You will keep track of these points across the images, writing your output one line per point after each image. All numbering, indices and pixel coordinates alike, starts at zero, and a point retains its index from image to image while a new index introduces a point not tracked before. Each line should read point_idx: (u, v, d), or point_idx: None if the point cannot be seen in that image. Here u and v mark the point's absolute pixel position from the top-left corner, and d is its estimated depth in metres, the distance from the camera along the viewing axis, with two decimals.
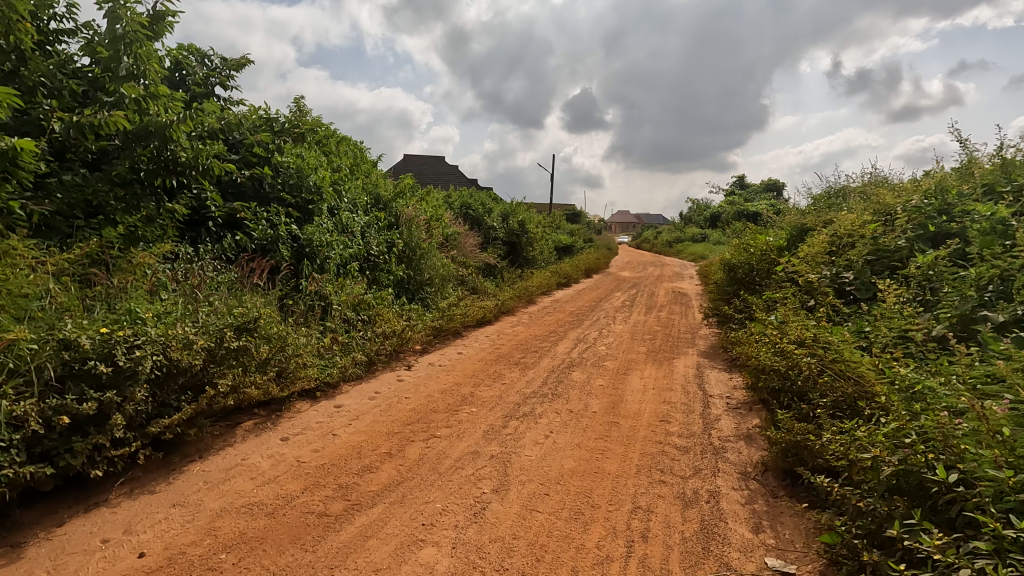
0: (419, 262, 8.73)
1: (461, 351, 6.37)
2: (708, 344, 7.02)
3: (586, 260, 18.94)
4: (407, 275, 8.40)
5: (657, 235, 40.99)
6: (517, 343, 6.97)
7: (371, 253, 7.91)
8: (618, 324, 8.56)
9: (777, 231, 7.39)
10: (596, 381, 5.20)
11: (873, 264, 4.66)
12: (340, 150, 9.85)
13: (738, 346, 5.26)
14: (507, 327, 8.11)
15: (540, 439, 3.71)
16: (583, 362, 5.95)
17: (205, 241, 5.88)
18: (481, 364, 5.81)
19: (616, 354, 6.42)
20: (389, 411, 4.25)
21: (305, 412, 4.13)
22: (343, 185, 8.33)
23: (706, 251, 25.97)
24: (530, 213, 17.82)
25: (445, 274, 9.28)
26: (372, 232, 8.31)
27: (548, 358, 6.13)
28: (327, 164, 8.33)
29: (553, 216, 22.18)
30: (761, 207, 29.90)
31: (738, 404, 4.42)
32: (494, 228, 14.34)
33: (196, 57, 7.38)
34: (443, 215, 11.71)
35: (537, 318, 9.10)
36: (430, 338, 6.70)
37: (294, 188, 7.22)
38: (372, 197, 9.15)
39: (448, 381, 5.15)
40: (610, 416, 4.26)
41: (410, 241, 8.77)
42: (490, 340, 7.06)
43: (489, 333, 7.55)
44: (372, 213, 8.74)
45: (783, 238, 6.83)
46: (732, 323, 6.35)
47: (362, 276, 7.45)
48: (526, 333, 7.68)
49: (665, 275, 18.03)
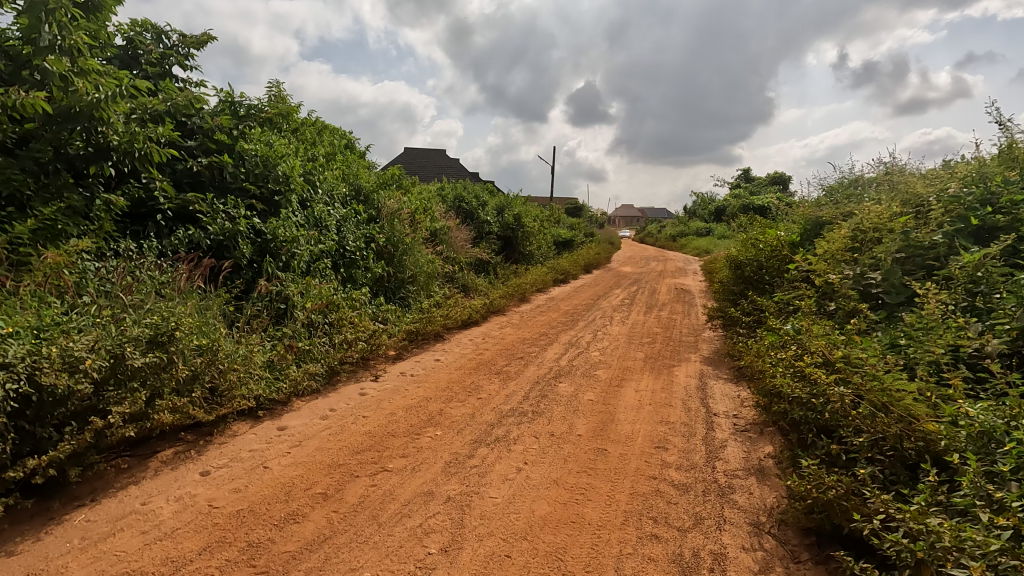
0: (401, 259, 8.11)
1: (439, 358, 5.77)
2: (712, 349, 6.39)
3: (585, 255, 18.29)
4: (387, 273, 7.78)
5: (661, 229, 40.22)
6: (502, 348, 6.36)
7: (346, 249, 7.30)
8: (615, 325, 7.93)
9: (789, 225, 6.75)
10: (585, 395, 4.59)
11: (903, 263, 4.02)
12: (319, 138, 9.24)
13: (746, 355, 4.64)
14: (494, 329, 7.49)
15: (510, 474, 3.11)
16: (572, 371, 5.35)
17: (150, 236, 5.29)
18: (458, 374, 5.21)
19: (610, 361, 5.81)
20: (339, 434, 3.64)
21: (240, 436, 3.55)
22: (317, 175, 7.71)
23: (711, 246, 25.25)
24: (527, 206, 17.14)
25: (430, 272, 8.67)
26: (350, 226, 7.71)
27: (534, 366, 5.52)
28: (300, 153, 7.73)
29: (553, 210, 21.53)
30: (768, 200, 29.10)
31: (746, 427, 3.80)
32: (488, 222, 13.71)
33: (153, 35, 6.79)
34: (432, 208, 11.11)
35: (529, 319, 8.49)
36: (406, 343, 6.11)
37: (259, 178, 6.62)
38: (352, 189, 8.55)
39: (417, 395, 4.54)
40: (597, 441, 3.66)
41: (391, 235, 8.14)
42: (473, 345, 6.45)
43: (472, 336, 6.94)
44: (350, 206, 8.13)
45: (796, 232, 6.18)
46: (739, 326, 5.72)
47: (335, 274, 6.85)
48: (514, 336, 7.06)
49: (667, 271, 17.35)
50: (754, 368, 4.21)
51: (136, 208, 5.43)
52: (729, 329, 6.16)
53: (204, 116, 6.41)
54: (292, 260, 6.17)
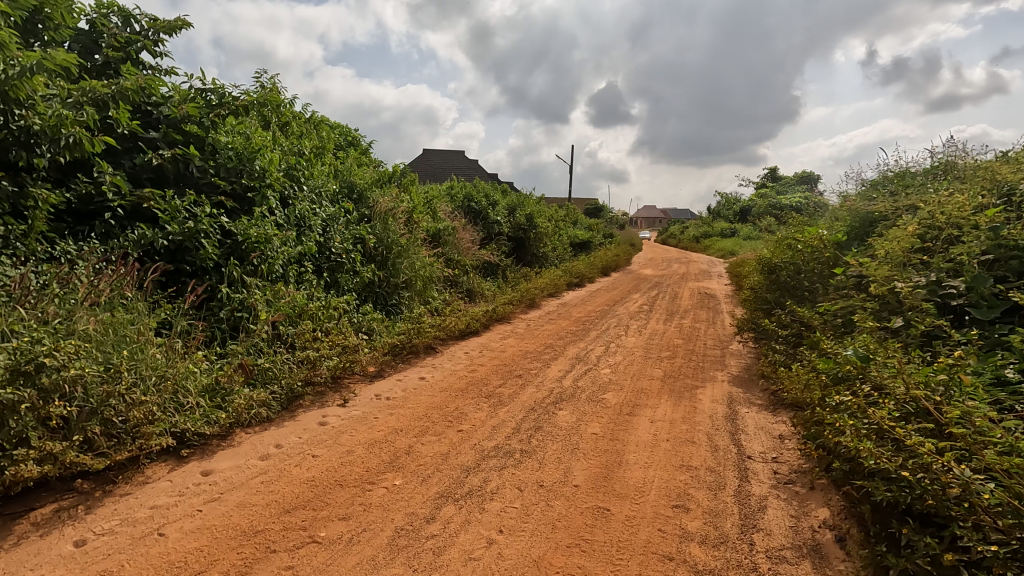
0: (394, 263, 7.41)
1: (423, 377, 5.04)
2: (741, 367, 5.53)
3: (603, 257, 17.41)
4: (378, 278, 7.08)
5: (683, 230, 39.02)
6: (499, 364, 5.60)
7: (331, 252, 6.63)
8: (631, 336, 7.10)
9: (832, 222, 5.85)
10: (587, 427, 3.80)
11: (993, 267, 3.16)
12: (309, 132, 8.59)
13: (787, 381, 3.80)
14: (494, 341, 6.72)
15: (478, 550, 2.35)
16: (576, 394, 4.55)
17: (94, 236, 4.67)
18: (442, 397, 4.46)
19: (621, 380, 5.00)
20: (274, 483, 2.93)
21: (149, 485, 2.85)
22: (300, 171, 7.06)
23: (736, 248, 24.14)
24: (541, 205, 16.34)
25: (428, 277, 7.96)
26: (336, 227, 7.03)
27: (532, 387, 4.75)
28: (283, 147, 7.08)
29: (569, 210, 20.70)
30: (797, 200, 27.78)
31: (790, 478, 2.98)
32: (498, 222, 12.96)
33: (120, 18, 6.19)
34: (436, 208, 10.41)
35: (535, 328, 7.72)
36: (389, 359, 5.40)
37: (231, 173, 5.97)
38: (343, 187, 7.89)
39: (386, 425, 3.81)
40: (597, 494, 2.88)
41: (384, 237, 7.44)
42: (467, 361, 5.70)
43: (468, 350, 6.19)
44: (339, 204, 7.46)
45: (840, 231, 5.30)
46: (775, 343, 4.86)
47: (316, 281, 6.16)
48: (515, 349, 6.30)
49: (689, 274, 16.39)
50: (800, 400, 3.37)
51: (83, 205, 4.84)
52: (765, 344, 5.29)
53: (170, 104, 5.79)
54: (263, 264, 5.48)
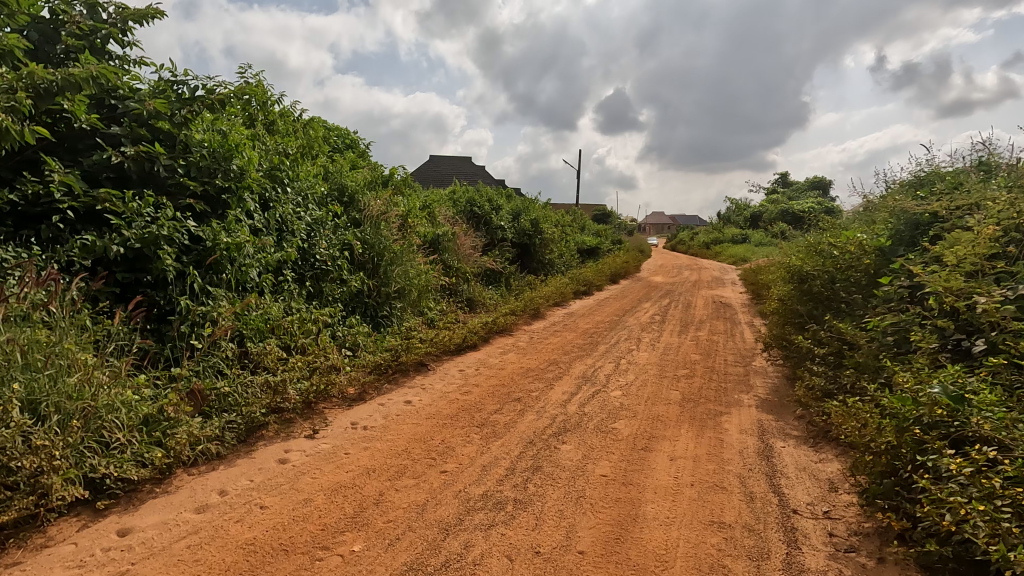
0: (386, 271, 6.86)
1: (409, 400, 4.45)
2: (769, 388, 4.90)
3: (610, 263, 16.79)
4: (368, 287, 6.53)
5: (693, 236, 38.28)
6: (496, 384, 5.00)
7: (315, 260, 6.09)
8: (642, 351, 6.49)
9: (869, 225, 5.22)
10: (595, 468, 3.20)
11: None
12: (297, 133, 8.06)
13: (839, 419, 3.19)
14: (493, 357, 6.13)
15: None
16: (582, 422, 3.95)
17: (37, 242, 4.12)
18: (428, 427, 3.87)
19: (634, 405, 4.39)
20: (204, 549, 2.35)
21: (46, 552, 2.28)
22: (283, 172, 6.53)
23: (747, 254, 23.47)
24: (546, 211, 15.75)
25: (423, 287, 7.39)
26: (323, 233, 6.50)
27: (532, 414, 4.14)
28: (266, 146, 6.56)
29: (576, 216, 20.12)
30: (810, 205, 27.03)
31: (851, 544, 2.37)
32: (501, 228, 12.39)
33: (85, 5, 5.69)
34: (434, 213, 9.86)
35: (538, 341, 7.13)
36: (373, 379, 4.82)
37: (204, 172, 5.43)
38: (332, 189, 7.35)
39: (358, 464, 3.23)
40: (608, 566, 2.27)
41: (375, 243, 6.89)
42: (460, 380, 5.11)
43: (462, 367, 5.60)
44: (327, 207, 6.93)
45: (881, 235, 4.67)
46: (812, 364, 4.23)
47: (297, 292, 5.61)
48: (514, 367, 5.70)
49: (701, 282, 15.72)
50: (856, 440, 2.76)
51: (29, 207, 4.30)
52: (797, 363, 4.65)
53: (136, 97, 5.27)
54: (235, 274, 4.93)
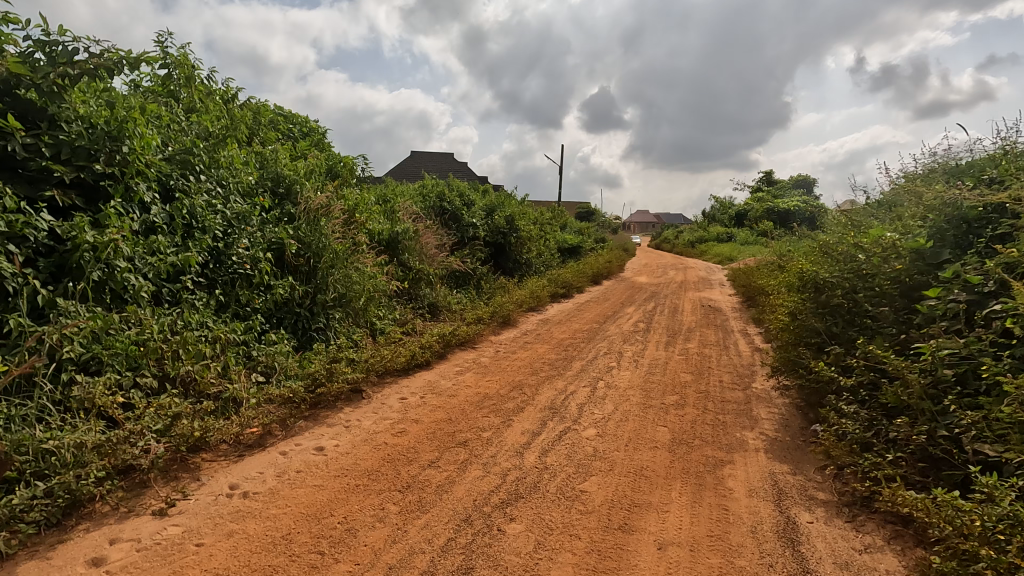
0: (324, 275, 5.82)
1: (321, 447, 3.43)
2: (778, 423, 3.98)
3: (592, 263, 15.83)
4: (300, 296, 5.50)
5: (679, 234, 37.57)
6: (441, 420, 3.99)
7: (231, 263, 5.03)
8: (624, 369, 5.52)
9: (897, 222, 4.30)
10: (550, 569, 2.22)
11: None
12: (226, 116, 6.95)
13: (927, 507, 2.22)
14: (445, 379, 5.13)
15: None
16: (540, 483, 2.97)
17: None
18: (333, 492, 2.86)
19: (612, 453, 3.43)
20: None
21: None
22: (197, 158, 5.44)
23: (734, 254, 22.71)
24: (524, 207, 14.72)
25: (370, 294, 6.37)
26: (244, 231, 5.45)
27: (476, 469, 3.14)
28: (175, 126, 5.48)
29: (558, 213, 19.17)
30: (797, 203, 26.36)
31: None
32: (473, 225, 11.35)
33: None
34: (393, 209, 8.81)
35: (503, 357, 6.14)
36: (282, 416, 3.80)
37: (83, 154, 4.34)
38: (264, 180, 6.29)
39: (204, 568, 2.20)
40: None
41: (311, 242, 5.84)
42: (397, 414, 4.11)
43: (404, 395, 4.59)
44: (253, 200, 5.88)
45: (919, 235, 3.74)
46: (837, 400, 3.31)
47: (202, 303, 4.57)
48: (469, 393, 4.70)
49: (688, 283, 14.83)
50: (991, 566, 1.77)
51: None
52: (816, 394, 3.72)
53: None
54: (108, 282, 3.85)
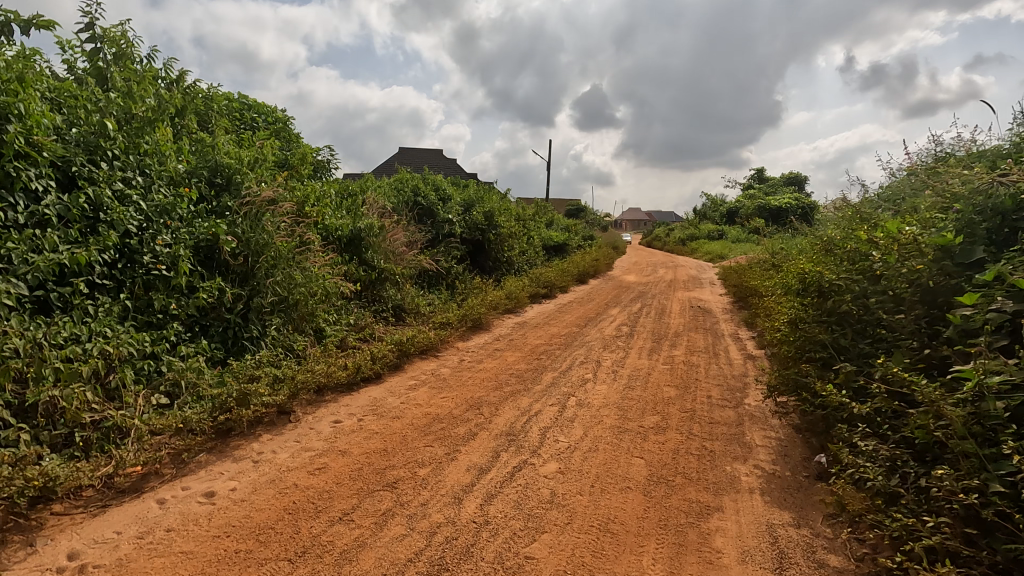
0: (263, 276, 5.11)
1: (213, 493, 2.76)
2: (776, 454, 3.34)
3: (577, 261, 15.17)
4: (230, 300, 4.80)
5: (670, 231, 37.03)
6: (373, 452, 3.33)
7: (143, 262, 4.33)
8: (600, 383, 4.88)
9: (914, 214, 3.67)
10: None
11: None
12: (161, 98, 6.23)
13: None
14: (393, 396, 4.46)
15: None
16: (474, 546, 2.31)
17: None
18: (200, 564, 2.19)
19: (573, 497, 2.78)
20: None
21: None
22: (111, 142, 4.73)
23: (725, 252, 22.15)
24: (506, 202, 14.02)
25: (318, 298, 5.69)
26: (165, 225, 4.74)
27: (398, 524, 2.49)
28: (83, 104, 4.75)
29: (544, 210, 18.53)
30: (789, 201, 25.85)
31: None
32: (449, 222, 10.66)
33: None
34: (356, 203, 8.14)
35: (467, 367, 5.48)
36: (176, 450, 3.12)
37: None
38: (198, 168, 5.58)
39: None
40: None
41: (249, 238, 5.11)
42: (322, 445, 3.43)
43: (338, 418, 3.91)
44: (182, 191, 5.15)
45: (945, 229, 3.11)
46: (850, 432, 2.68)
47: (100, 310, 3.86)
48: (417, 414, 4.03)
49: (678, 282, 14.20)
50: None
51: None
52: (821, 423, 3.08)
53: None
54: None
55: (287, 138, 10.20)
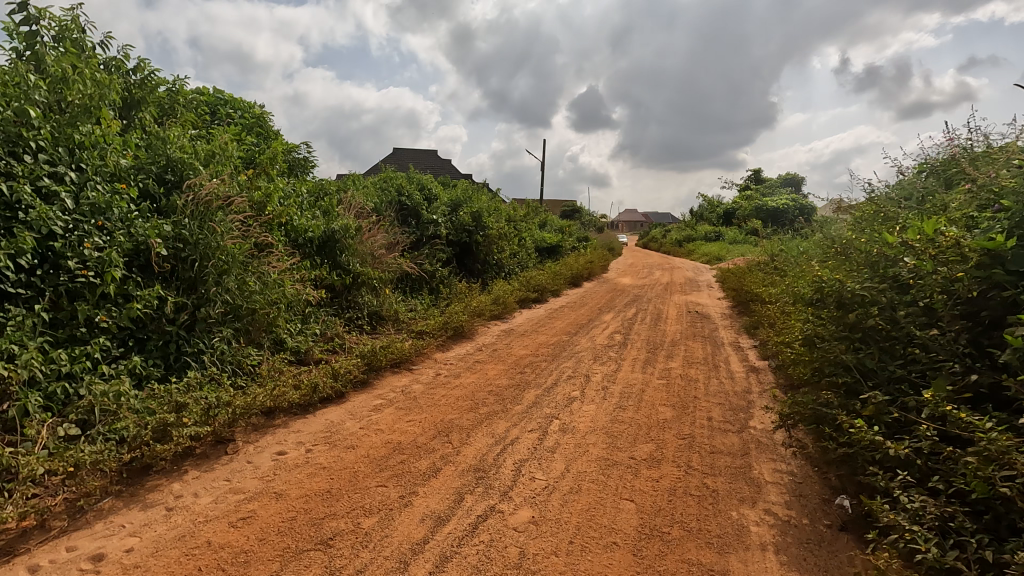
0: (213, 283, 4.56)
1: (105, 557, 2.24)
2: (790, 495, 2.84)
3: (570, 264, 14.66)
4: (173, 311, 4.26)
5: (666, 233, 36.59)
6: (315, 494, 2.81)
7: (67, 268, 3.79)
8: (588, 402, 4.37)
9: (948, 213, 3.17)
10: None
11: None
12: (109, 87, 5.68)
13: None
14: (354, 420, 3.93)
15: None
16: None
17: None
18: None
19: (548, 559, 2.26)
20: None
21: None
22: (36, 132, 4.18)
23: (722, 253, 21.70)
24: (496, 203, 13.49)
25: (278, 307, 5.16)
26: (99, 226, 4.19)
27: None
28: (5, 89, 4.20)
29: (537, 210, 18.04)
30: (787, 202, 25.40)
31: None
32: (434, 223, 10.13)
33: None
34: (331, 203, 7.61)
35: (442, 383, 4.95)
36: (74, 497, 2.60)
37: None
38: (145, 163, 5.04)
39: None
40: None
41: (198, 240, 4.55)
42: (256, 485, 2.90)
43: (284, 448, 3.39)
44: (123, 186, 4.59)
45: (993, 230, 2.62)
46: (886, 480, 2.18)
47: (8, 324, 3.30)
48: (376, 443, 3.51)
49: (674, 285, 13.70)
50: None
51: None
52: (845, 461, 2.58)
53: None
54: None
55: (262, 135, 9.65)
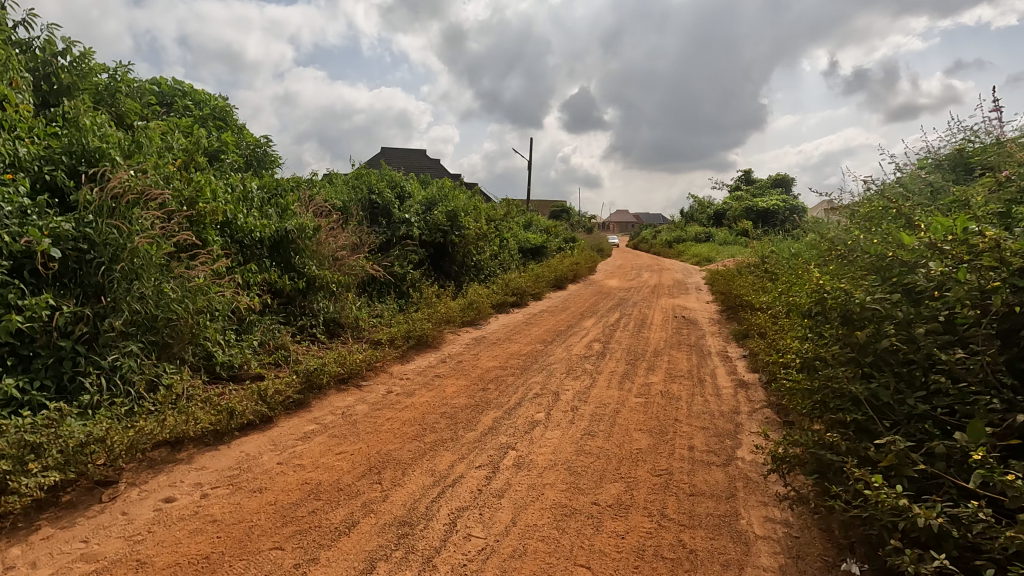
0: (123, 290, 3.94)
1: None
2: (786, 560, 2.28)
3: (555, 266, 14.11)
4: (68, 323, 3.64)
5: (656, 234, 36.18)
6: (189, 562, 2.22)
7: None
8: (554, 427, 3.80)
9: (975, 208, 2.62)
10: None
11: None
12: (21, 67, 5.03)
13: None
14: (274, 452, 3.34)
15: None
16: None
17: None
18: None
19: None
20: None
21: None
22: None
23: (712, 255, 21.27)
24: (476, 202, 12.90)
25: (207, 317, 4.56)
26: None
27: None
28: None
29: (521, 210, 17.48)
30: (777, 203, 25.01)
31: None
32: (406, 222, 9.52)
33: None
34: (287, 200, 6.99)
35: (391, 403, 4.36)
36: None
37: None
38: (53, 151, 4.38)
39: None
40: None
41: (108, 240, 3.93)
42: (117, 549, 2.31)
43: (174, 493, 2.79)
44: (18, 177, 3.95)
45: None
46: (914, 564, 1.63)
47: None
48: (290, 484, 2.92)
49: (661, 288, 13.17)
50: None
51: None
52: (854, 523, 2.04)
53: None
54: None
55: (221, 128, 9.00)
